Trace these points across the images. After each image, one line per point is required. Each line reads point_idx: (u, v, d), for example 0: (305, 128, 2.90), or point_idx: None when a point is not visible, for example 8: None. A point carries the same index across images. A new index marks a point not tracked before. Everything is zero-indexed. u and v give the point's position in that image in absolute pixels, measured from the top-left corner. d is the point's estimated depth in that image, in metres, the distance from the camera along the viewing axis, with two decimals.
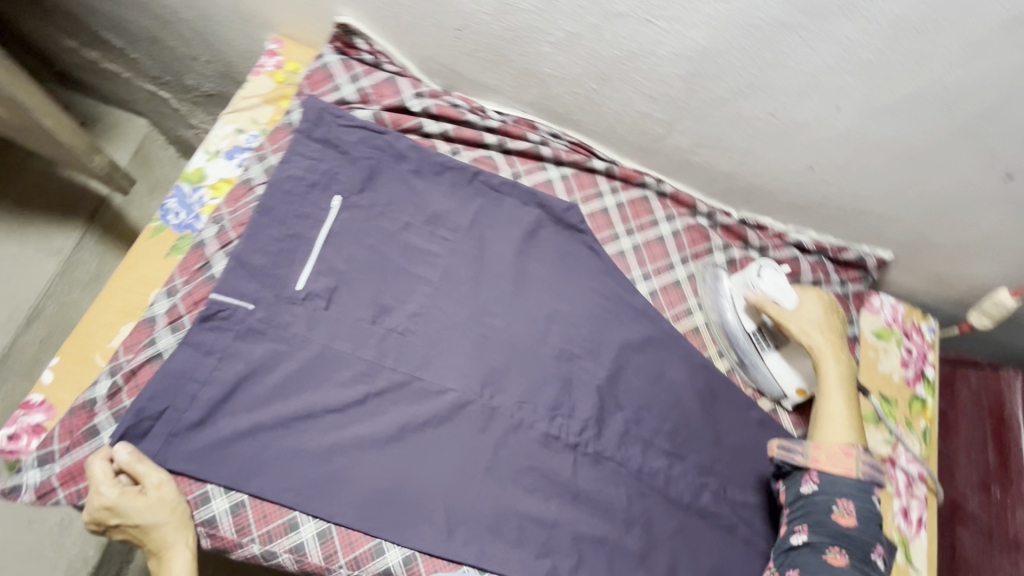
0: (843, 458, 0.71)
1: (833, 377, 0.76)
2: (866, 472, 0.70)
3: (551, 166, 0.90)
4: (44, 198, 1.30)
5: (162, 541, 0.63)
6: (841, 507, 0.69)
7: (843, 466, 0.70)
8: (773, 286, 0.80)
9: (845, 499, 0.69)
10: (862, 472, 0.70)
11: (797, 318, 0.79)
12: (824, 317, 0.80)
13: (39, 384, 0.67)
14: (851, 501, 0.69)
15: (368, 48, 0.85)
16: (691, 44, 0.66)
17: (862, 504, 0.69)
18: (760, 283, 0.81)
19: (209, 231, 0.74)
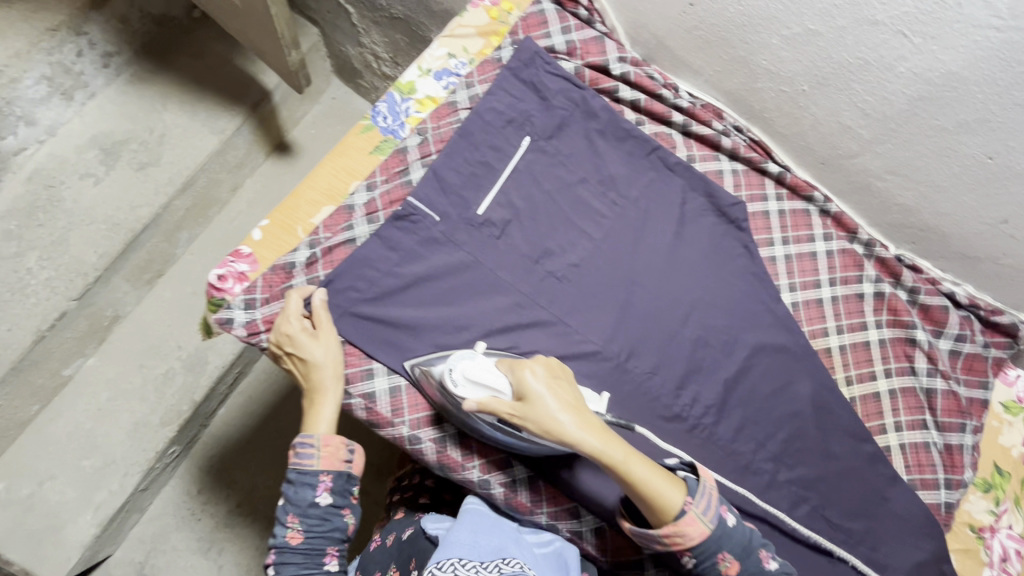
0: (687, 527, 0.60)
1: (614, 454, 0.59)
2: (710, 518, 0.61)
3: (725, 158, 0.90)
4: (218, 80, 1.39)
5: (318, 385, 0.67)
6: (723, 562, 0.62)
7: (698, 528, 0.60)
8: (473, 385, 0.63)
9: (721, 555, 0.61)
10: (709, 521, 0.61)
11: (536, 412, 0.60)
12: (550, 394, 0.61)
13: (249, 239, 0.74)
14: (728, 552, 0.62)
15: (586, 5, 0.87)
16: (938, 67, 0.65)
17: (732, 544, 0.62)
18: (461, 395, 0.63)
19: (413, 140, 0.80)
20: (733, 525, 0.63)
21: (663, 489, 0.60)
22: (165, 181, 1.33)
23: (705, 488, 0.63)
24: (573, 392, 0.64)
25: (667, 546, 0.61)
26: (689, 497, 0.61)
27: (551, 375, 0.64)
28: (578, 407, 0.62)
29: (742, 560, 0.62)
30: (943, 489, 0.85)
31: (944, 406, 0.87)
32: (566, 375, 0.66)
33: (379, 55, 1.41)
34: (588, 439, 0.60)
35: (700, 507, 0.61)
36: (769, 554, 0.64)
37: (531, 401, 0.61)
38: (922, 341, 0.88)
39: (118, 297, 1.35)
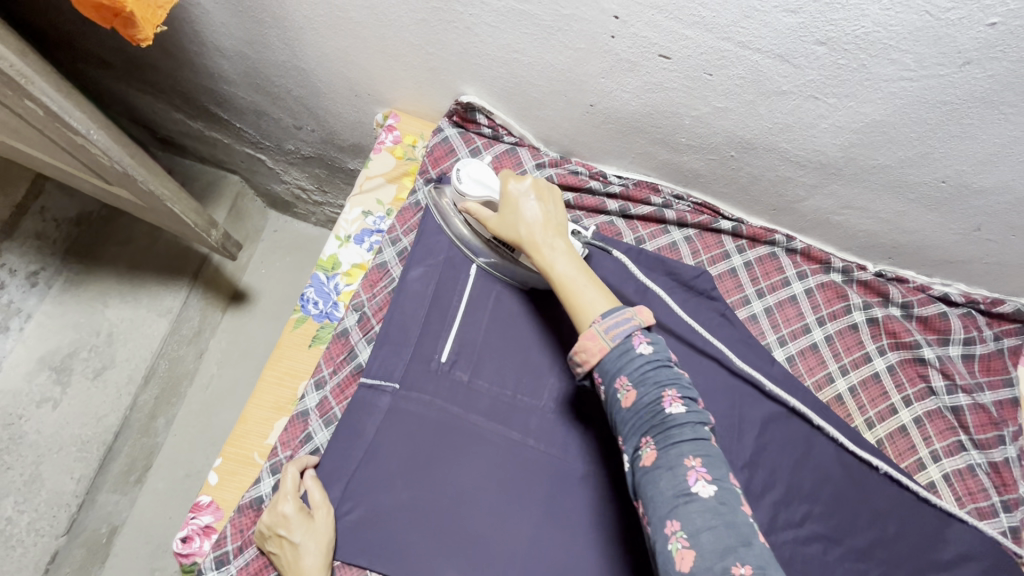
0: (588, 341, 0.54)
1: (550, 256, 0.62)
2: (613, 335, 0.53)
3: (674, 229, 0.86)
4: (154, 261, 1.35)
5: (303, 575, 0.61)
6: (620, 387, 0.52)
7: (595, 342, 0.54)
8: (478, 185, 0.71)
9: (619, 380, 0.52)
10: (611, 338, 0.53)
11: (506, 210, 0.67)
12: (528, 198, 0.67)
13: (207, 485, 0.69)
14: (626, 377, 0.52)
15: (488, 122, 0.83)
16: (862, 119, 0.61)
17: (632, 367, 0.52)
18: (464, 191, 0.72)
19: (351, 319, 0.76)
20: (645, 353, 0.52)
21: (582, 304, 0.57)
22: (125, 380, 1.27)
23: (625, 311, 0.54)
24: (554, 215, 0.66)
25: (575, 361, 0.56)
26: (602, 317, 0.55)
27: (537, 191, 0.67)
28: (547, 220, 0.65)
29: (644, 389, 0.51)
30: (1004, 514, 0.78)
31: (976, 422, 0.82)
32: (555, 196, 0.68)
33: (306, 187, 1.36)
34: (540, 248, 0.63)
35: (606, 325, 0.54)
36: (677, 396, 0.50)
37: (506, 204, 0.67)
38: (932, 358, 0.83)
39: (110, 509, 1.29)
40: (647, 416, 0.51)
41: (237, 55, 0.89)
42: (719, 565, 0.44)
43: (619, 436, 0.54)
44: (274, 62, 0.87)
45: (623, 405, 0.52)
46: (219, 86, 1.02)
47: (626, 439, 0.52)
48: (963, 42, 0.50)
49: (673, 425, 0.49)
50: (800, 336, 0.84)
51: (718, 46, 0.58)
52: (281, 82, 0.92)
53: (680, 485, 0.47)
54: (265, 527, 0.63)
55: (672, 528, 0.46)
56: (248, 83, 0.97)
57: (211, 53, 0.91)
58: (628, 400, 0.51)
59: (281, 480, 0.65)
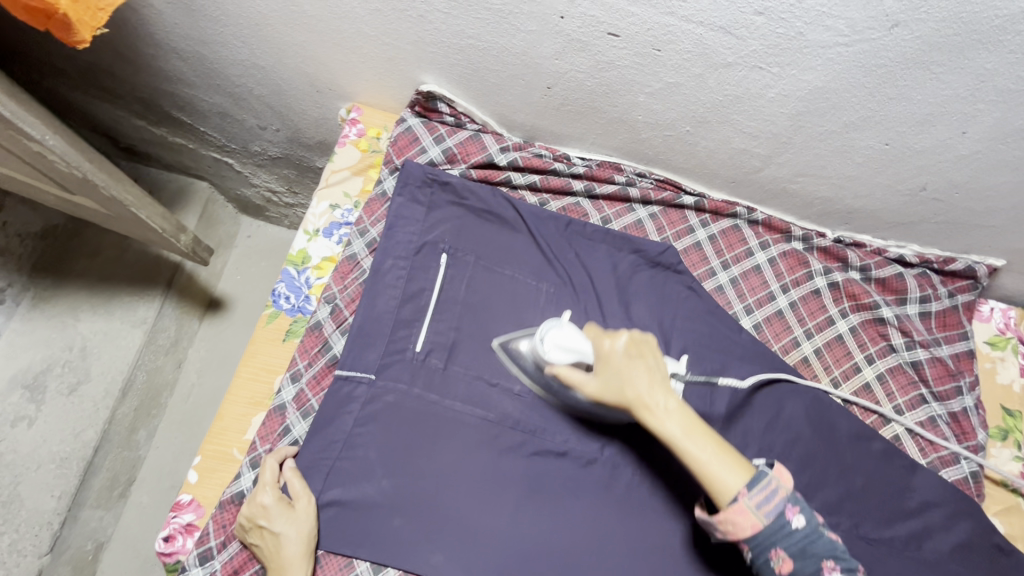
0: (738, 517, 0.53)
1: (670, 421, 0.56)
2: (766, 512, 0.53)
3: (639, 206, 0.88)
4: (124, 272, 1.33)
5: (286, 563, 0.62)
6: (777, 558, 0.53)
7: (749, 523, 0.53)
8: (565, 352, 0.66)
9: (774, 553, 0.53)
10: (765, 517, 0.53)
11: (606, 380, 0.60)
12: (631, 360, 0.60)
13: (186, 484, 0.69)
14: (784, 549, 0.52)
15: (450, 111, 0.84)
16: (804, 86, 0.63)
17: (790, 543, 0.52)
18: (551, 359, 0.66)
19: (323, 312, 0.76)
20: (800, 526, 0.53)
21: (721, 476, 0.54)
22: (101, 394, 1.25)
23: (773, 484, 0.53)
24: (653, 360, 0.61)
25: (721, 531, 0.55)
26: (749, 490, 0.53)
27: (634, 349, 0.62)
28: (655, 379, 0.59)
29: (803, 562, 0.52)
30: (965, 460, 0.82)
31: (935, 375, 0.85)
32: (652, 345, 0.63)
33: (276, 189, 1.36)
34: (652, 410, 0.57)
35: (758, 502, 0.53)
36: (835, 565, 0.53)
37: (606, 369, 0.61)
38: (890, 317, 0.87)
39: (94, 526, 1.28)
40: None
41: (195, 56, 0.89)
42: None
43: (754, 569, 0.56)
44: (233, 61, 0.87)
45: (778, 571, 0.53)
46: (179, 89, 1.01)
47: (763, 573, 0.54)
48: (890, 5, 0.53)
49: None
50: (766, 304, 0.87)
51: (663, 21, 0.60)
52: (240, 80, 0.92)
53: None
54: (245, 520, 0.63)
55: None
56: (208, 85, 0.97)
57: (167, 56, 0.91)
58: (782, 564, 0.52)
59: (263, 474, 0.65)
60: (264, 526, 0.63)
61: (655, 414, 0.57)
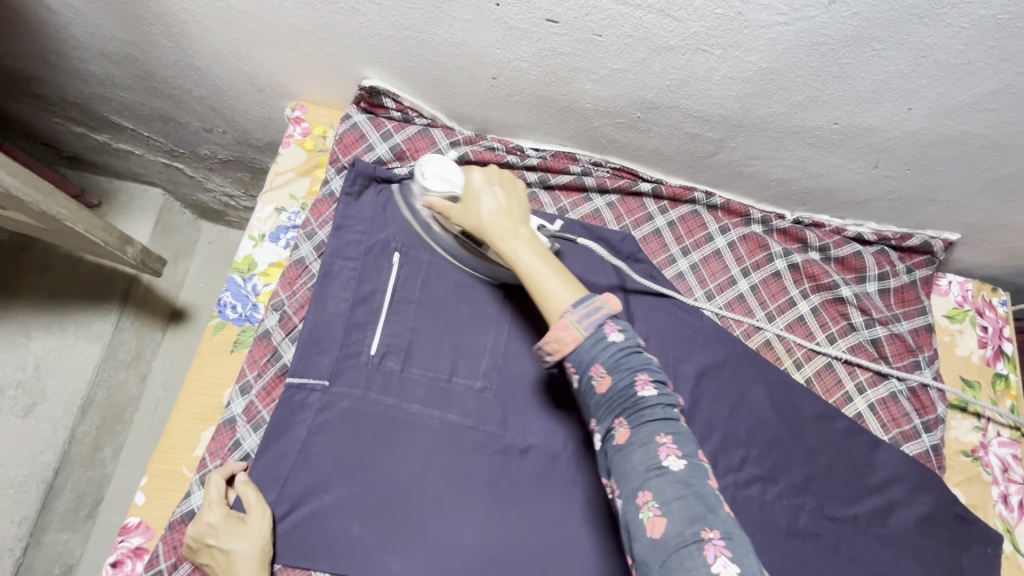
0: (560, 331, 0.52)
1: (514, 242, 0.60)
2: (586, 325, 0.52)
3: (596, 196, 0.87)
4: (76, 287, 1.28)
5: None
6: (596, 377, 0.51)
7: (568, 334, 0.52)
8: (441, 182, 0.69)
9: (592, 369, 0.51)
10: (584, 328, 0.52)
11: (469, 201, 0.65)
12: (494, 192, 0.65)
13: (133, 506, 0.66)
14: (602, 365, 0.51)
15: (396, 106, 0.81)
16: (749, 67, 0.62)
17: (609, 358, 0.51)
18: (429, 188, 0.69)
19: (271, 320, 0.74)
20: (619, 340, 0.52)
21: (548, 289, 0.55)
22: (59, 414, 1.21)
23: (598, 302, 0.53)
24: (516, 197, 0.65)
25: (545, 354, 0.53)
26: (572, 306, 0.53)
27: (499, 183, 0.66)
28: (511, 209, 0.63)
29: (619, 375, 0.51)
30: (925, 434, 0.83)
31: (895, 352, 0.86)
32: (518, 187, 0.67)
33: (232, 193, 1.32)
34: (504, 237, 0.61)
35: (578, 314, 0.52)
36: (649, 380, 0.51)
37: (468, 196, 0.66)
38: (850, 296, 0.87)
39: (61, 549, 1.24)
40: (620, 400, 0.51)
41: (125, 58, 0.84)
42: (690, 533, 0.45)
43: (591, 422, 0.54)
44: (166, 63, 0.83)
45: (616, 442, 0.51)
46: (115, 94, 0.96)
47: (601, 428, 0.53)
48: None
49: (646, 407, 0.50)
50: (728, 289, 0.87)
51: (600, 6, 0.58)
52: (177, 82, 0.88)
53: (652, 460, 0.48)
54: (192, 540, 0.61)
55: (643, 498, 0.47)
56: (144, 88, 0.92)
57: (97, 58, 0.86)
58: (603, 386, 0.51)
59: (213, 483, 0.63)
60: (213, 545, 0.60)
61: (505, 238, 0.60)
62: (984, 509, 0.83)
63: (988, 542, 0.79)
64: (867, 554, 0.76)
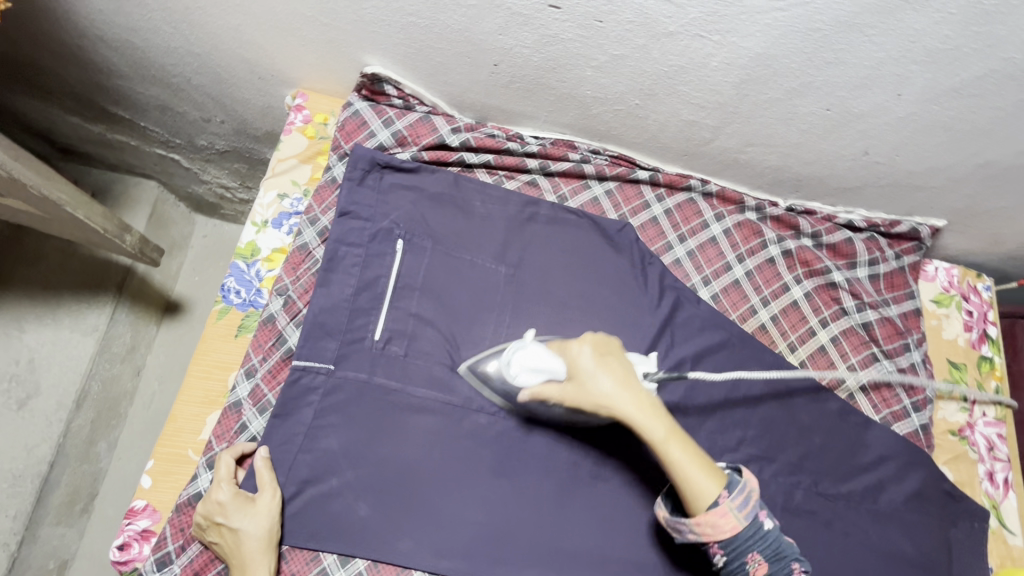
0: (719, 519, 0.55)
1: (652, 426, 0.59)
2: (744, 516, 0.55)
3: (594, 183, 0.88)
4: (70, 278, 1.27)
5: (247, 558, 0.61)
6: (752, 562, 0.57)
7: (726, 524, 0.55)
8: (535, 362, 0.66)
9: (750, 556, 0.56)
10: (743, 517, 0.55)
11: (586, 384, 0.62)
12: (605, 367, 0.63)
13: (139, 489, 0.67)
14: (759, 553, 0.56)
15: (397, 93, 0.82)
16: (746, 53, 0.64)
17: (767, 547, 0.56)
18: (526, 378, 0.66)
19: (276, 304, 0.74)
20: (771, 529, 0.57)
21: (699, 481, 0.57)
22: (54, 407, 1.20)
23: (746, 487, 0.57)
24: (627, 369, 0.64)
25: (698, 536, 0.57)
26: (726, 493, 0.56)
27: (604, 352, 0.64)
28: (627, 380, 0.62)
29: (775, 563, 0.56)
30: (914, 414, 0.86)
31: (885, 334, 0.89)
32: (618, 350, 0.66)
33: (228, 185, 1.31)
34: (635, 415, 0.60)
35: (735, 503, 0.56)
36: (799, 568, 0.57)
37: (581, 376, 0.63)
38: (841, 281, 0.90)
39: (56, 543, 1.23)
40: None
41: (124, 45, 0.84)
42: None
43: None
44: (166, 50, 0.83)
45: None
46: (113, 82, 0.96)
47: None
48: None
49: None
50: (724, 276, 0.89)
51: None
52: (176, 70, 0.88)
53: None
54: (202, 517, 0.62)
55: None
56: (143, 76, 0.92)
57: (95, 45, 0.86)
58: (760, 571, 0.56)
59: (222, 464, 0.64)
60: (222, 522, 0.61)
61: (641, 421, 0.60)
62: (970, 485, 0.86)
63: (975, 517, 0.82)
64: (860, 530, 0.78)
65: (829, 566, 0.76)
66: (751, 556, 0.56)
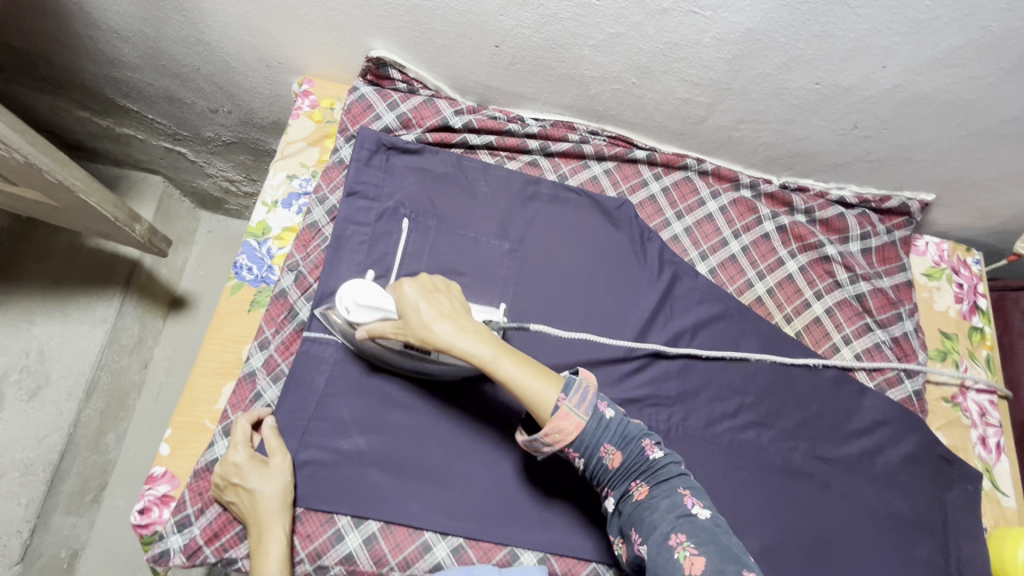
0: (562, 422, 0.58)
1: (483, 351, 0.60)
2: (584, 410, 0.59)
3: (594, 163, 0.91)
4: (80, 271, 1.29)
5: (263, 518, 0.62)
6: (608, 454, 0.60)
7: (571, 422, 0.58)
8: (366, 307, 0.65)
9: (603, 449, 0.60)
10: (583, 413, 0.59)
11: (415, 320, 0.61)
12: (432, 302, 0.62)
13: (158, 457, 0.69)
14: (612, 443, 0.60)
15: (402, 77, 0.85)
16: (737, 28, 0.67)
17: (611, 435, 0.60)
18: (359, 318, 0.65)
19: (287, 279, 0.76)
20: (612, 416, 0.61)
21: (535, 389, 0.59)
22: (64, 397, 1.22)
23: (582, 384, 0.60)
24: (454, 300, 0.64)
25: (552, 443, 0.59)
26: (564, 395, 0.59)
27: (432, 290, 0.64)
28: (454, 312, 0.62)
29: (627, 449, 0.60)
30: (908, 381, 0.88)
31: (878, 305, 0.92)
32: (449, 287, 0.66)
33: (234, 178, 1.33)
34: (462, 343, 0.60)
35: (573, 401, 0.59)
36: (653, 443, 0.61)
37: (409, 314, 0.62)
38: (834, 255, 0.92)
39: (66, 533, 1.24)
40: (633, 466, 0.60)
41: (136, 35, 0.87)
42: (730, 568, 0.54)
43: (607, 490, 0.63)
44: (177, 38, 0.86)
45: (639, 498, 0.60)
46: (123, 74, 0.99)
47: (619, 495, 0.62)
48: None
49: (657, 466, 0.60)
50: (722, 251, 0.91)
51: None
52: (186, 59, 0.90)
53: (678, 507, 0.58)
54: (218, 479, 0.64)
55: (677, 539, 0.56)
56: (153, 66, 0.95)
57: (107, 36, 0.88)
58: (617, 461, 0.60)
59: (236, 426, 0.65)
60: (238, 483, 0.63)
61: (473, 349, 0.60)
62: (964, 449, 0.88)
63: (968, 480, 0.84)
64: (858, 491, 0.81)
65: (827, 526, 0.78)
66: (604, 448, 0.60)
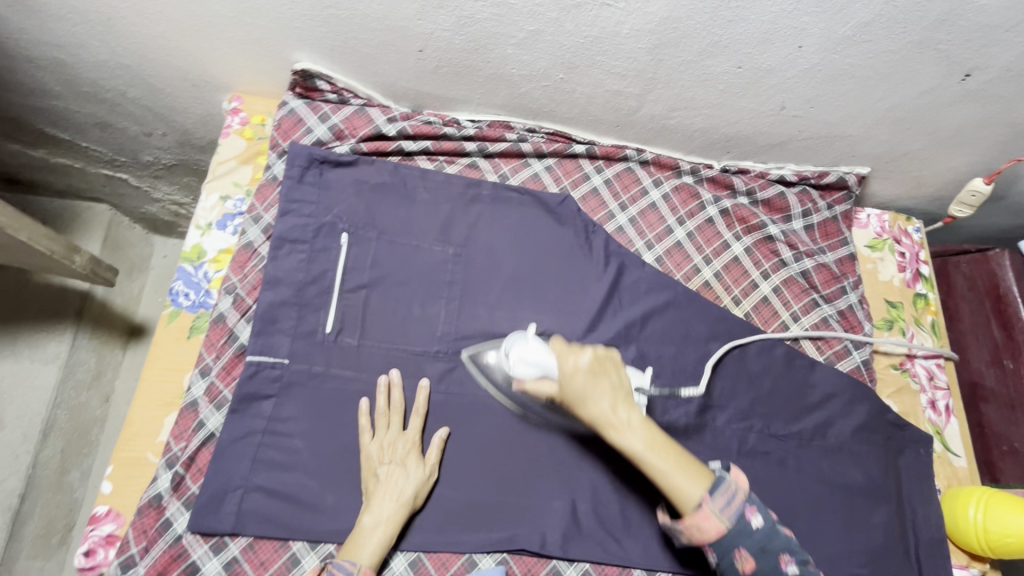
0: (705, 523, 0.57)
1: (632, 438, 0.59)
2: (728, 516, 0.57)
3: (534, 161, 0.91)
4: (27, 309, 1.25)
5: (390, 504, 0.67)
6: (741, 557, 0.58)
7: (713, 527, 0.57)
8: (527, 364, 0.68)
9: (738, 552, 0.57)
10: (726, 518, 0.57)
11: (576, 401, 0.62)
12: (595, 382, 0.62)
13: (101, 496, 0.68)
14: (746, 549, 0.57)
15: (331, 88, 0.83)
16: (652, 18, 0.68)
17: (751, 543, 0.57)
18: (517, 371, 0.69)
19: (225, 303, 0.75)
20: (759, 525, 0.58)
21: (683, 486, 0.57)
22: (20, 440, 1.19)
23: (730, 489, 0.58)
24: (617, 377, 0.64)
25: (687, 539, 0.58)
26: (711, 497, 0.57)
27: (599, 365, 0.64)
28: (619, 394, 0.62)
29: (762, 559, 0.57)
30: (855, 352, 0.90)
31: (822, 280, 0.94)
32: (614, 360, 0.65)
33: (181, 201, 1.30)
34: (619, 432, 0.59)
35: (718, 506, 0.57)
36: (789, 558, 0.58)
37: (570, 394, 0.62)
38: (777, 234, 0.94)
39: None
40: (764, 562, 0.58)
41: (53, 63, 0.84)
42: None
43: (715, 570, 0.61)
44: (96, 64, 0.84)
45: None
46: (48, 103, 0.96)
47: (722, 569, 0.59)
48: None
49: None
50: (668, 239, 0.92)
51: None
52: (110, 84, 0.88)
53: None
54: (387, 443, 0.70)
55: None
56: (78, 93, 0.92)
57: (24, 66, 0.86)
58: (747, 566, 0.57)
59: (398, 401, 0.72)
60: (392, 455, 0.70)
61: (623, 439, 0.59)
62: (914, 415, 0.91)
63: (920, 444, 0.86)
64: (812, 465, 0.82)
65: (785, 502, 0.79)
66: (739, 552, 0.57)
